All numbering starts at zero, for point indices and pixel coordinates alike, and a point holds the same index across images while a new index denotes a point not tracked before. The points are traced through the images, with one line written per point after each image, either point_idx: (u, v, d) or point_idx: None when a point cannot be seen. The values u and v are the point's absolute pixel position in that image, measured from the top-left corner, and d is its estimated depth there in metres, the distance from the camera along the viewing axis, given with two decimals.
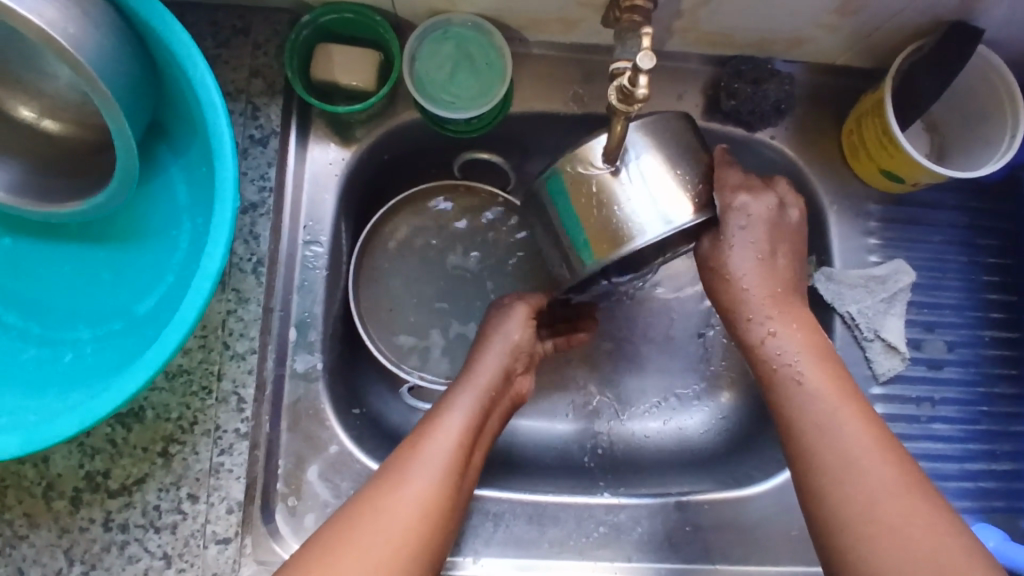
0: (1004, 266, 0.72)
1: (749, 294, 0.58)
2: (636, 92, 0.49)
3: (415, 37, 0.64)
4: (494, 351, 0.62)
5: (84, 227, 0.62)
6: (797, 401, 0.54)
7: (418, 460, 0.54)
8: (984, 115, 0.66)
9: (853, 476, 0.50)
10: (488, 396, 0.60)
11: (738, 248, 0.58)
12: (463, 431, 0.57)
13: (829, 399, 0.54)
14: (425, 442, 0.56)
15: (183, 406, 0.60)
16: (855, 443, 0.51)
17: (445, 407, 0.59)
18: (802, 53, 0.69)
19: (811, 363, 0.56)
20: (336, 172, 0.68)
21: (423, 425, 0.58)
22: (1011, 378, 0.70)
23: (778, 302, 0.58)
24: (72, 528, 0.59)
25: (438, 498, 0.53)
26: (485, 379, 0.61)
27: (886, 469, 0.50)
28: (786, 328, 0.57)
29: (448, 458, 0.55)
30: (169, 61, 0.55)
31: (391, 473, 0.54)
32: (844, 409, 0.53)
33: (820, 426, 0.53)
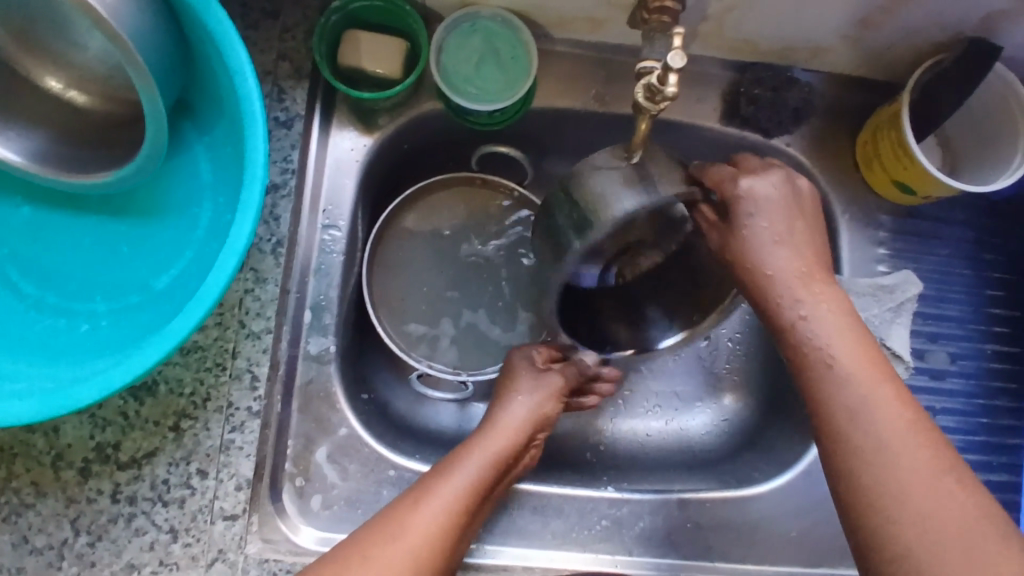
0: (1009, 282, 0.74)
1: (777, 276, 0.56)
2: (665, 90, 0.50)
3: (443, 28, 0.65)
4: (518, 412, 0.63)
5: (106, 200, 0.62)
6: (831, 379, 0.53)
7: (423, 507, 0.55)
8: (997, 132, 0.68)
9: (892, 462, 0.49)
10: (503, 459, 0.60)
11: (760, 237, 0.56)
12: (473, 484, 0.57)
13: (861, 381, 0.52)
14: (433, 489, 0.56)
15: (196, 381, 0.61)
16: (890, 434, 0.50)
17: (460, 457, 0.59)
18: (822, 63, 0.70)
19: (846, 343, 0.54)
20: (357, 158, 0.68)
21: (436, 471, 0.58)
22: (1011, 393, 0.72)
23: (809, 278, 0.56)
24: (80, 498, 0.60)
25: (435, 549, 0.54)
26: (504, 438, 0.61)
27: (922, 461, 0.49)
28: (817, 306, 0.55)
29: (453, 510, 0.55)
30: (203, 38, 0.56)
31: (396, 514, 0.55)
32: (881, 391, 0.52)
33: (853, 408, 0.51)
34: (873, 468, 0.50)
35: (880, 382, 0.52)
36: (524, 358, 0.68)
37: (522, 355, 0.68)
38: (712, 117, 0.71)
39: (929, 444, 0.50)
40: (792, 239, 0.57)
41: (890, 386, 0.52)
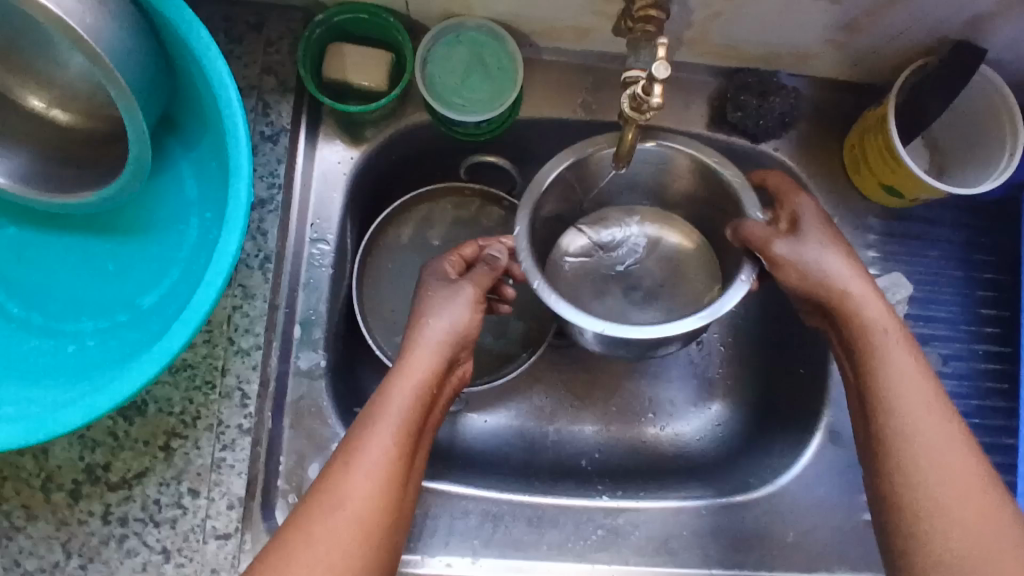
0: (999, 282, 0.74)
1: (847, 283, 0.57)
2: (651, 101, 0.50)
3: (428, 39, 0.64)
4: (433, 335, 0.56)
5: (91, 219, 0.62)
6: (876, 353, 0.56)
7: (354, 469, 0.51)
8: (984, 133, 0.68)
9: (924, 437, 0.53)
10: (428, 387, 0.55)
11: (831, 262, 0.58)
12: (399, 427, 0.53)
13: (917, 388, 0.54)
14: (361, 448, 0.52)
15: (186, 400, 0.60)
16: (939, 439, 0.53)
17: (380, 402, 0.54)
18: (808, 67, 0.70)
19: (907, 348, 0.56)
20: (344, 171, 0.68)
21: (359, 423, 0.53)
22: (1005, 393, 0.72)
23: (862, 270, 0.59)
24: (71, 521, 0.59)
25: (379, 507, 0.51)
26: (422, 370, 0.55)
27: (963, 467, 0.52)
28: (861, 284, 0.58)
29: (386, 464, 0.52)
30: (186, 56, 0.55)
31: (328, 482, 0.51)
32: (919, 374, 0.55)
33: (912, 411, 0.53)
34: (909, 439, 0.53)
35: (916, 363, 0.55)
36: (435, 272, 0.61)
37: (435, 269, 0.61)
38: (700, 123, 0.71)
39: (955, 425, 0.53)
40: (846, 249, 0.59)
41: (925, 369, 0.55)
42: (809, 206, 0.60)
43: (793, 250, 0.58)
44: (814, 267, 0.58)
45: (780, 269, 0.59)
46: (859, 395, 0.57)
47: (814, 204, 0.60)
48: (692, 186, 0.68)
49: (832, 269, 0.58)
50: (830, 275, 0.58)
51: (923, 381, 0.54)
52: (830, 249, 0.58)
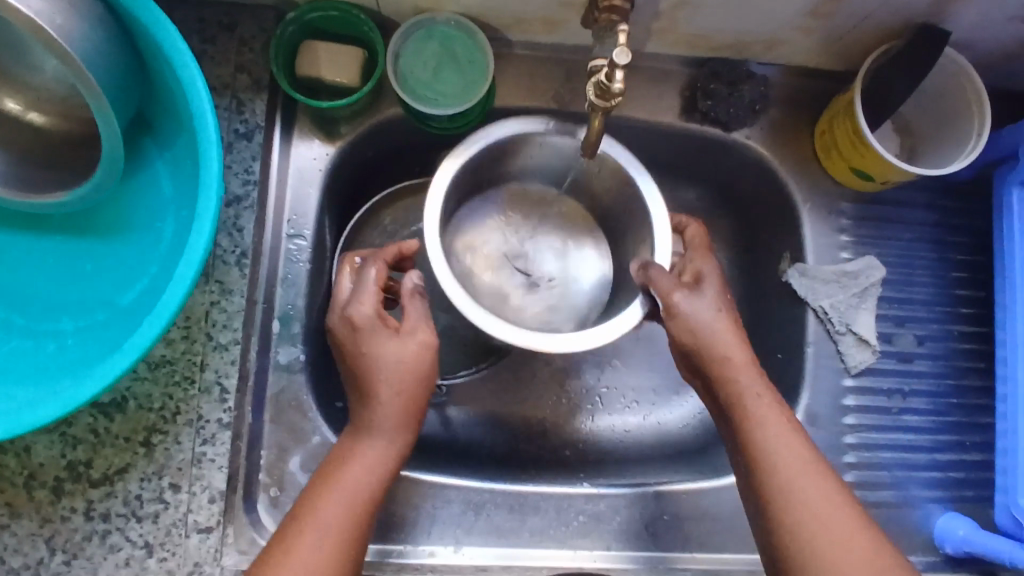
0: (973, 263, 0.74)
1: (720, 338, 0.57)
2: (613, 88, 0.51)
3: (399, 35, 0.65)
4: (377, 398, 0.55)
5: (69, 219, 0.62)
6: (746, 415, 0.56)
7: (299, 547, 0.51)
8: (953, 116, 0.68)
9: (801, 494, 0.54)
10: (399, 447, 0.56)
11: (706, 306, 0.58)
12: (365, 488, 0.54)
13: (792, 456, 0.55)
14: (309, 522, 0.52)
15: (165, 396, 0.61)
16: (812, 495, 0.53)
17: (329, 478, 0.54)
18: (777, 54, 0.71)
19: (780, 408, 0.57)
20: (320, 167, 0.68)
21: (320, 483, 0.55)
22: (981, 372, 0.73)
23: (738, 329, 0.58)
24: (53, 517, 0.60)
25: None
26: (392, 428, 0.56)
27: (834, 522, 0.53)
28: (735, 342, 0.57)
29: (333, 539, 0.52)
30: (156, 54, 0.56)
31: (273, 557, 0.52)
32: (784, 435, 0.55)
33: (786, 471, 0.54)
34: (789, 500, 0.54)
35: (784, 420, 0.56)
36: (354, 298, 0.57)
37: (343, 298, 0.58)
38: (671, 112, 0.72)
39: (830, 484, 0.54)
40: (723, 294, 0.59)
41: (793, 428, 0.56)
42: (713, 269, 0.60)
43: (692, 305, 0.57)
44: (699, 325, 0.57)
45: (674, 320, 0.58)
46: (736, 452, 0.57)
47: (718, 268, 0.61)
48: (604, 181, 0.67)
49: (703, 323, 0.57)
50: (708, 324, 0.57)
51: (790, 437, 0.56)
52: (717, 311, 0.58)
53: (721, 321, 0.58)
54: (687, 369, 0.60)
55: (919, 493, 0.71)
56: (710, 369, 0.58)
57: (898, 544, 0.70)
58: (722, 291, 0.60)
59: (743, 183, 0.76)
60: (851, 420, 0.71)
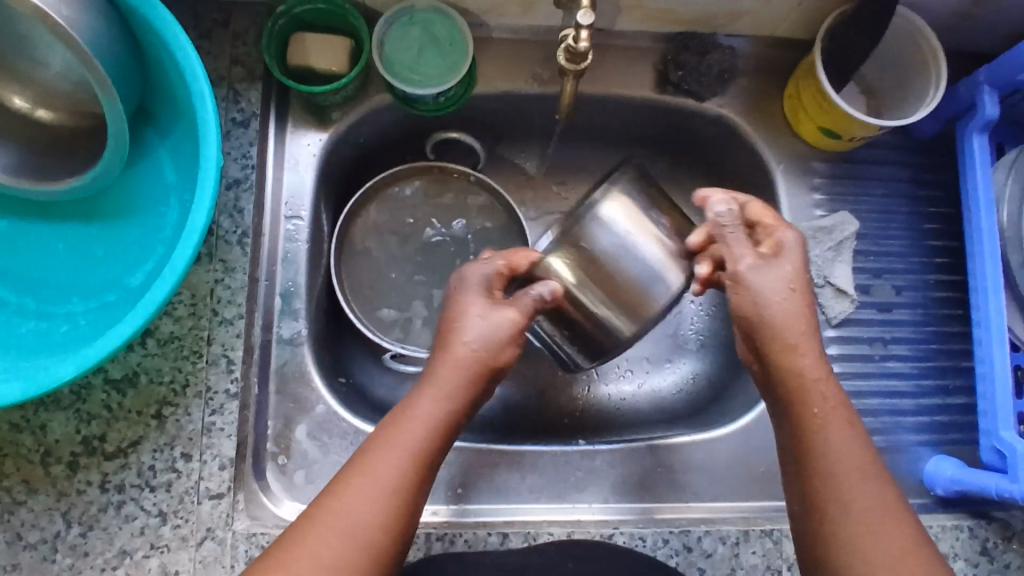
0: (944, 215, 0.78)
1: (784, 325, 0.55)
2: (580, 48, 0.55)
3: (383, 22, 0.70)
4: (464, 355, 0.56)
5: (77, 207, 0.66)
6: (804, 414, 0.54)
7: (355, 490, 0.50)
8: (912, 72, 0.72)
9: (851, 493, 0.52)
10: (458, 404, 0.55)
11: (772, 281, 0.55)
12: (425, 440, 0.53)
13: (852, 476, 0.52)
14: (373, 463, 0.51)
15: (175, 370, 0.64)
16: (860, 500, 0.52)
17: (401, 417, 0.54)
18: (743, 25, 0.74)
19: (842, 418, 0.54)
20: (314, 152, 0.72)
21: (383, 432, 0.54)
22: (958, 318, 0.76)
23: (813, 326, 0.56)
24: (70, 491, 0.62)
25: (381, 532, 0.50)
26: (452, 384, 0.55)
27: (879, 518, 0.52)
28: (807, 339, 0.55)
29: (393, 486, 0.51)
30: (154, 43, 0.60)
31: (323, 509, 0.50)
32: (845, 433, 0.54)
33: (843, 475, 0.52)
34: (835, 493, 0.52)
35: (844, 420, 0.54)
36: (480, 270, 0.60)
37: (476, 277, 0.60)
38: (646, 85, 0.75)
39: (883, 484, 0.53)
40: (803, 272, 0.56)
41: (854, 429, 0.54)
42: (795, 240, 0.57)
43: (761, 275, 0.56)
44: (765, 298, 0.55)
45: (737, 292, 0.56)
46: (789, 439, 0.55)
47: (802, 240, 0.57)
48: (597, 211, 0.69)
49: (782, 300, 0.55)
50: (774, 298, 0.55)
51: (844, 435, 0.53)
52: (790, 288, 0.55)
53: (798, 303, 0.55)
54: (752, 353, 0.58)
55: (907, 437, 0.73)
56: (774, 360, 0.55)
57: None
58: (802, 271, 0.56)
59: (718, 151, 0.79)
60: (835, 368, 0.73)
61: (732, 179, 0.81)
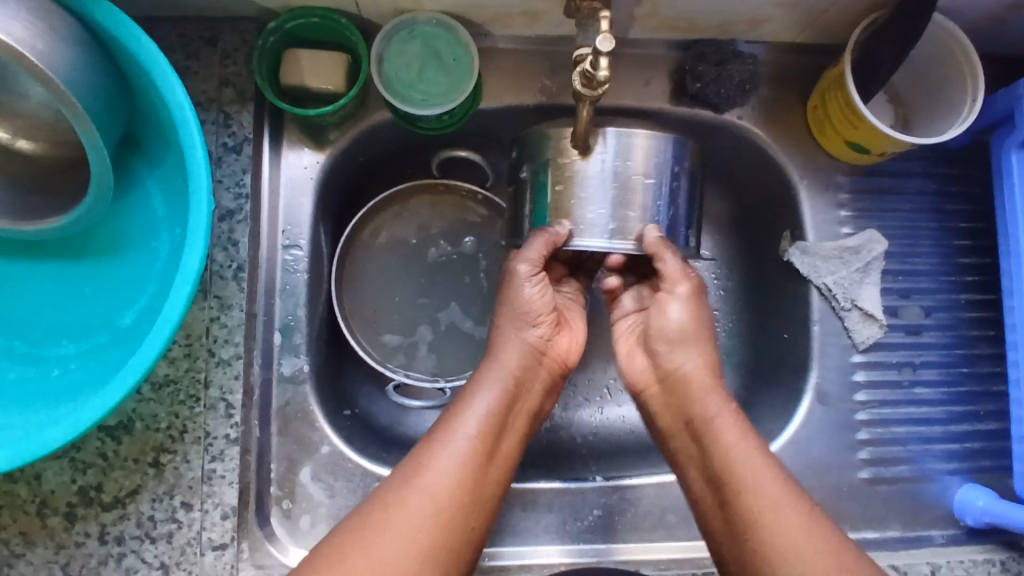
0: (975, 230, 0.74)
1: (676, 327, 0.62)
2: (598, 75, 0.51)
3: (381, 38, 0.65)
4: (518, 339, 0.62)
5: (63, 244, 0.62)
6: (735, 485, 0.55)
7: (436, 459, 0.55)
8: (946, 81, 0.67)
9: (748, 496, 0.54)
10: (512, 387, 0.60)
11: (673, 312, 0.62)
12: (486, 416, 0.58)
13: (747, 481, 0.55)
14: (448, 437, 0.56)
15: (171, 415, 0.61)
16: (757, 501, 0.54)
17: (469, 397, 0.59)
18: (762, 33, 0.69)
19: (733, 431, 0.57)
20: (311, 176, 0.68)
21: (450, 414, 0.59)
22: (990, 339, 0.72)
23: (718, 393, 0.60)
24: (68, 544, 0.59)
25: (455, 501, 0.54)
26: (506, 367, 0.61)
27: (784, 525, 0.53)
28: (730, 418, 0.58)
29: (466, 458, 0.55)
30: (138, 72, 0.56)
31: (410, 473, 0.55)
32: (782, 505, 0.54)
33: (734, 477, 0.55)
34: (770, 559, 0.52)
35: (756, 458, 0.56)
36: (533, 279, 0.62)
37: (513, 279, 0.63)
38: (660, 96, 0.71)
39: (785, 488, 0.55)
40: (710, 351, 0.62)
41: (794, 501, 0.54)
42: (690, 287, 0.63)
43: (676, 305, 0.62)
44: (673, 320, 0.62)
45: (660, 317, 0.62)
46: (722, 510, 0.56)
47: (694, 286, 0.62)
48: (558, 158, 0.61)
49: (688, 377, 0.61)
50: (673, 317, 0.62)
51: (781, 505, 0.54)
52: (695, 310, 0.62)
53: (711, 395, 0.59)
54: (675, 423, 0.61)
55: (935, 465, 0.70)
56: (702, 432, 0.58)
57: (917, 517, 0.69)
58: (703, 337, 0.62)
59: (738, 163, 0.75)
60: (862, 396, 0.70)
61: (753, 192, 0.76)
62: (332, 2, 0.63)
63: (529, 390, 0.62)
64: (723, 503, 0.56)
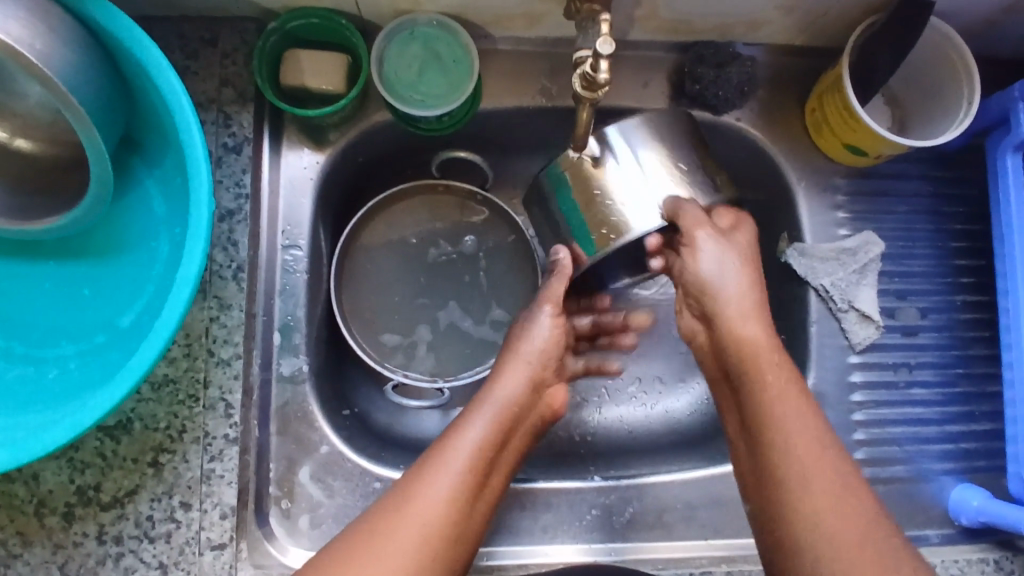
0: (971, 232, 0.74)
1: (719, 270, 0.58)
2: (598, 78, 0.51)
3: (381, 38, 0.65)
4: (523, 364, 0.59)
5: (62, 243, 0.62)
6: (771, 420, 0.53)
7: (424, 491, 0.51)
8: (942, 84, 0.68)
9: (785, 433, 0.52)
10: (510, 417, 0.56)
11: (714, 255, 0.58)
12: (479, 450, 0.54)
13: (788, 419, 0.52)
14: (435, 468, 0.52)
15: (170, 415, 0.61)
16: (793, 440, 0.51)
17: (463, 426, 0.55)
18: (761, 35, 0.70)
19: (773, 360, 0.55)
20: (311, 176, 0.68)
21: (442, 442, 0.55)
22: (985, 340, 0.73)
23: (766, 325, 0.57)
24: (66, 544, 0.59)
25: (441, 538, 0.50)
26: (507, 395, 0.57)
27: (818, 472, 0.50)
28: (770, 353, 0.55)
29: (455, 492, 0.52)
30: (138, 72, 0.56)
31: (395, 505, 0.51)
32: (820, 450, 0.51)
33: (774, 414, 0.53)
34: (796, 502, 0.49)
35: (796, 398, 0.53)
36: (545, 313, 0.60)
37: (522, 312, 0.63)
38: (659, 99, 0.71)
39: (824, 429, 0.52)
40: (754, 282, 0.58)
41: (831, 448, 0.51)
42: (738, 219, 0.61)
43: (710, 247, 0.57)
44: (714, 265, 0.58)
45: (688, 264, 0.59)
46: (752, 455, 0.54)
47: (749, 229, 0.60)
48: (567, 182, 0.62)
49: (730, 312, 0.57)
50: (711, 260, 0.58)
51: (822, 452, 0.51)
52: (736, 249, 0.58)
53: (760, 339, 0.56)
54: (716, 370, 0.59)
55: (930, 465, 0.70)
56: (740, 371, 0.56)
57: (913, 517, 0.70)
58: (752, 275, 0.58)
59: (736, 165, 0.76)
60: (859, 397, 0.71)
61: (751, 193, 0.76)
62: (333, 3, 0.64)
63: (523, 425, 0.58)
64: (755, 445, 0.53)
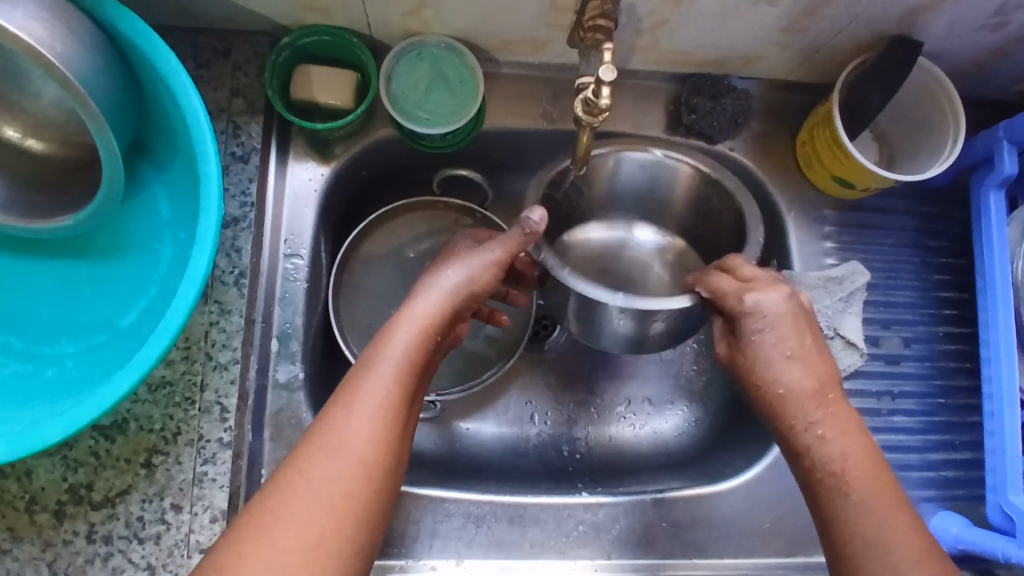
0: (955, 266, 0.77)
1: (762, 364, 0.55)
2: (600, 103, 0.53)
3: (392, 56, 0.67)
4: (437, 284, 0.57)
5: (67, 243, 0.63)
6: (837, 496, 0.52)
7: (342, 429, 0.49)
8: (929, 122, 0.70)
9: (855, 508, 0.51)
10: (428, 337, 0.54)
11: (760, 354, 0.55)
12: (396, 375, 0.52)
13: (858, 491, 0.51)
14: (353, 399, 0.50)
15: (166, 417, 0.61)
16: (859, 513, 0.50)
17: (377, 350, 0.53)
18: (756, 69, 0.73)
19: (839, 431, 0.53)
20: (315, 187, 0.70)
21: (357, 371, 0.52)
22: (967, 371, 0.75)
23: (825, 398, 0.54)
24: (55, 541, 0.59)
25: (365, 477, 0.48)
26: (421, 317, 0.55)
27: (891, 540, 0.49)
28: (833, 429, 0.53)
29: (375, 422, 0.50)
30: (155, 80, 0.57)
31: (318, 444, 0.48)
32: (891, 516, 0.50)
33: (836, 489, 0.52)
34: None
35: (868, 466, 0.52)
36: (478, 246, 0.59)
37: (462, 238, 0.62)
38: (657, 126, 0.74)
39: (888, 489, 0.51)
40: (811, 363, 0.55)
41: (900, 511, 0.51)
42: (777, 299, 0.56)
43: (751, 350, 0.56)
44: (764, 362, 0.55)
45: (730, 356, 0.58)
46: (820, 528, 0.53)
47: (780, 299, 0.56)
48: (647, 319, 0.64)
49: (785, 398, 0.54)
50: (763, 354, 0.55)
51: (895, 516, 0.50)
52: (778, 332, 0.55)
53: (831, 422, 0.53)
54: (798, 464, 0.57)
55: (911, 493, 0.72)
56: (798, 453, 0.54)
57: None
58: (798, 349, 0.55)
59: None
60: None
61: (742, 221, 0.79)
62: (346, 21, 0.66)
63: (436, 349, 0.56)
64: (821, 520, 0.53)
